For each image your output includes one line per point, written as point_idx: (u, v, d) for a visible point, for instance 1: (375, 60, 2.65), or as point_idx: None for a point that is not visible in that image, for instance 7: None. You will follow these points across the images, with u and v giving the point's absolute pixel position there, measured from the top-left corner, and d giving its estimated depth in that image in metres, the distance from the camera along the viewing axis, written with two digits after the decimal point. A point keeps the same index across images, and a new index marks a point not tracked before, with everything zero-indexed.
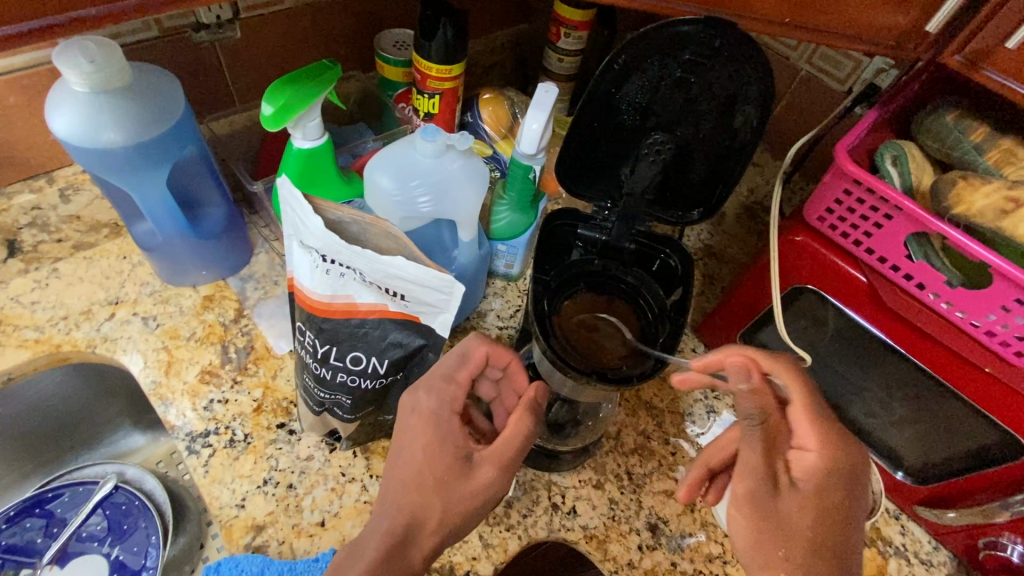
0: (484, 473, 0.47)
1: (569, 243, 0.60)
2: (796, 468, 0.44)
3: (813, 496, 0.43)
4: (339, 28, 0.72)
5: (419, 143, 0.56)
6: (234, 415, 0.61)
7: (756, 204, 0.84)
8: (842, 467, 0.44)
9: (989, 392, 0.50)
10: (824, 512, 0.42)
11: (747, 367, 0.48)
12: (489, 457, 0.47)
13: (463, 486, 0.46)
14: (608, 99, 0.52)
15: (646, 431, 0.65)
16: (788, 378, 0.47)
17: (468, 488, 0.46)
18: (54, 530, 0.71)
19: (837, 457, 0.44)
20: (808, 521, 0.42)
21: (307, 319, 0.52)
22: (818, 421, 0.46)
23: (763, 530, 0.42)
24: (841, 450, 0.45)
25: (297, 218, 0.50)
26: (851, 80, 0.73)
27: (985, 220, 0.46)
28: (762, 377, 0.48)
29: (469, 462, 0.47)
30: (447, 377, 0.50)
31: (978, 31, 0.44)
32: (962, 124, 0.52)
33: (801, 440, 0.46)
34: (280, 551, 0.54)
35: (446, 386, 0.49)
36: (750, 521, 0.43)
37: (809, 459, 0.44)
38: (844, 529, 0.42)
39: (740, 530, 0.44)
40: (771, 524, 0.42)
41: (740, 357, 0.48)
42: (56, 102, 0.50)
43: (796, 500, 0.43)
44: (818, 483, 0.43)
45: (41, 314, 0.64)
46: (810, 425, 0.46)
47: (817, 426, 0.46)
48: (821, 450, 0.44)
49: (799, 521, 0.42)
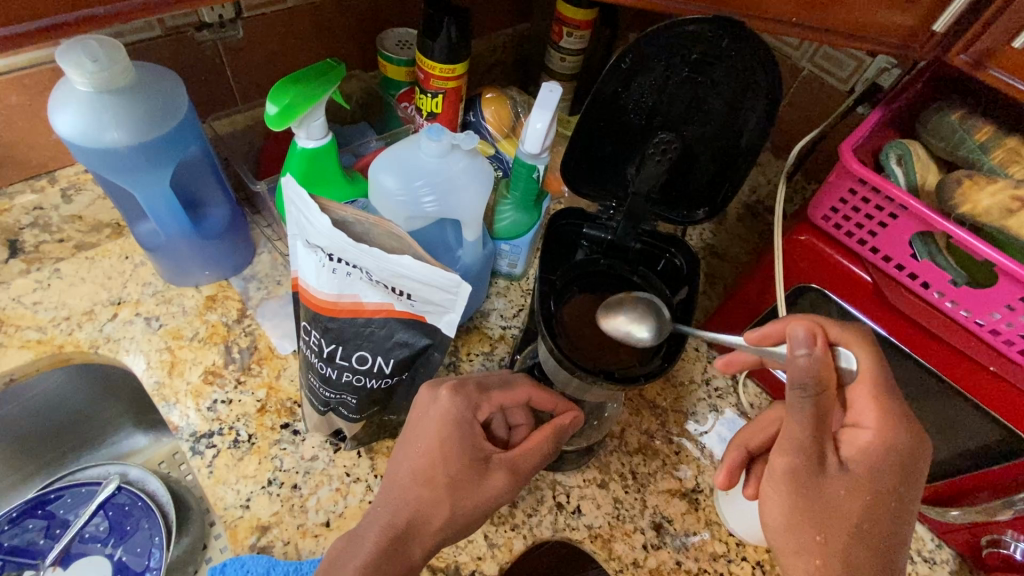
0: (497, 479, 0.48)
1: (574, 242, 0.60)
2: (853, 446, 0.44)
3: (858, 479, 0.42)
4: (342, 26, 0.72)
5: (424, 143, 0.56)
6: (238, 415, 0.60)
7: (758, 203, 0.84)
8: (896, 448, 0.43)
9: (993, 391, 0.51)
10: (872, 498, 0.42)
11: (815, 333, 0.46)
12: (505, 464, 0.49)
13: (475, 489, 0.47)
14: (615, 98, 0.52)
15: (650, 430, 0.65)
16: (861, 352, 0.47)
17: (480, 493, 0.47)
18: (56, 531, 0.70)
19: (898, 434, 0.44)
20: (854, 504, 0.41)
21: (313, 319, 0.52)
22: (882, 399, 0.45)
23: (804, 512, 0.41)
24: (900, 426, 0.44)
25: (303, 218, 0.50)
26: (854, 79, 0.73)
27: (990, 219, 0.47)
28: (826, 345, 0.45)
29: (485, 466, 0.48)
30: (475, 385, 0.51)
31: (984, 30, 0.44)
32: (967, 123, 0.52)
33: (862, 418, 0.45)
34: (286, 552, 0.54)
35: (477, 395, 0.51)
36: (785, 503, 0.42)
37: (867, 437, 0.44)
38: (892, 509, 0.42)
39: (770, 510, 0.43)
40: (810, 508, 0.41)
41: (808, 324, 0.46)
42: (60, 101, 0.50)
43: (843, 482, 0.42)
44: (871, 461, 0.43)
45: (43, 315, 0.64)
46: (872, 401, 0.45)
47: (881, 403, 0.45)
48: (880, 427, 0.44)
49: (843, 503, 0.41)
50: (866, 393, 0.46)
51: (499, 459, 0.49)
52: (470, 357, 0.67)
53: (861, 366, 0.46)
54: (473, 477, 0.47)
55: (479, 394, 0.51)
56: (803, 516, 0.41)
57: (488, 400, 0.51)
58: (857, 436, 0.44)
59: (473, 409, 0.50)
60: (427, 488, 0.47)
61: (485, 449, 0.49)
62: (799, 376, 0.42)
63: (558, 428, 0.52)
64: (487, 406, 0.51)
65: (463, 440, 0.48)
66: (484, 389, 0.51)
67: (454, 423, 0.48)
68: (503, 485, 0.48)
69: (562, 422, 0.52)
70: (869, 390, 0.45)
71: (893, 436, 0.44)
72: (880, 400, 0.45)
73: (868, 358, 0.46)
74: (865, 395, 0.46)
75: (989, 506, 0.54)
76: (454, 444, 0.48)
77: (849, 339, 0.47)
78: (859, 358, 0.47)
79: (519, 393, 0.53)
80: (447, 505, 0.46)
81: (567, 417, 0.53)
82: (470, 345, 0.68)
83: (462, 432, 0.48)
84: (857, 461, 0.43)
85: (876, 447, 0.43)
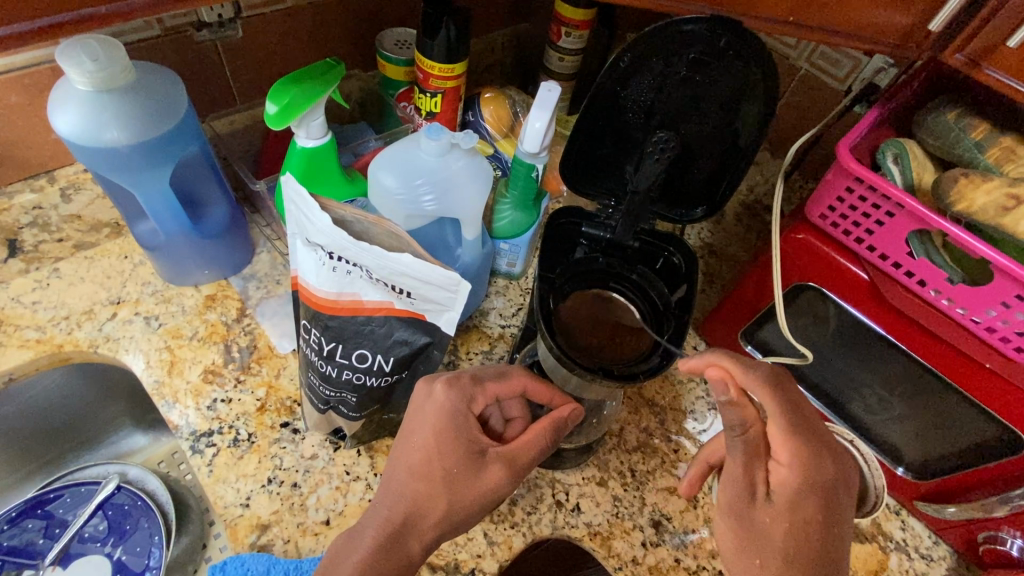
0: (494, 472, 0.48)
1: (573, 240, 0.60)
2: (773, 481, 0.45)
3: (788, 511, 0.43)
4: (341, 26, 0.73)
5: (424, 142, 0.56)
6: (238, 414, 0.61)
7: (756, 202, 0.84)
8: (820, 477, 0.44)
9: (988, 387, 0.51)
10: (801, 524, 0.43)
11: (726, 381, 0.47)
12: (502, 457, 0.49)
13: (472, 483, 0.48)
14: (614, 97, 0.52)
15: (648, 429, 0.65)
16: (764, 395, 0.46)
17: (477, 486, 0.48)
18: (55, 531, 0.70)
19: (818, 466, 0.44)
20: (783, 534, 0.43)
21: (313, 317, 0.52)
22: (797, 433, 0.45)
23: (744, 538, 0.45)
24: (816, 458, 0.44)
25: (302, 216, 0.50)
26: (851, 79, 0.74)
27: (986, 217, 0.47)
28: (739, 391, 0.46)
29: (482, 459, 0.48)
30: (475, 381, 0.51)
31: (980, 30, 0.44)
32: (963, 122, 0.52)
33: (776, 452, 0.45)
34: (286, 550, 0.54)
35: (472, 386, 0.51)
36: (733, 530, 0.46)
37: (784, 475, 0.44)
38: (827, 535, 0.43)
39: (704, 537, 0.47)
40: (749, 534, 0.45)
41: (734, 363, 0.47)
42: (58, 101, 0.50)
43: (770, 513, 0.44)
44: (793, 497, 0.43)
45: (42, 314, 0.64)
46: (783, 439, 0.45)
47: (792, 438, 0.44)
48: (792, 466, 0.44)
49: (771, 533, 0.44)
50: (776, 432, 0.45)
51: (496, 453, 0.49)
52: (469, 356, 0.67)
53: (769, 409, 0.46)
54: (468, 470, 0.48)
55: (474, 385, 0.51)
56: (747, 542, 0.45)
57: (483, 392, 0.51)
58: (774, 473, 0.45)
59: (467, 401, 0.50)
60: (424, 482, 0.48)
61: (481, 442, 0.49)
62: (729, 417, 0.47)
63: (555, 422, 0.51)
64: (482, 398, 0.51)
65: (458, 433, 0.48)
66: (480, 381, 0.51)
67: (449, 416, 0.49)
68: (500, 478, 0.48)
69: (563, 416, 0.52)
70: (775, 425, 0.45)
71: (813, 472, 0.44)
72: (792, 436, 0.44)
73: (773, 398, 0.45)
74: (781, 437, 0.45)
75: (985, 503, 0.55)
76: (450, 438, 0.48)
77: (759, 384, 0.46)
78: (767, 403, 0.45)
79: (515, 384, 0.53)
80: (443, 500, 0.47)
81: (567, 410, 0.52)
82: (469, 344, 0.68)
83: (456, 423, 0.48)
84: (781, 496, 0.44)
85: (794, 486, 0.44)
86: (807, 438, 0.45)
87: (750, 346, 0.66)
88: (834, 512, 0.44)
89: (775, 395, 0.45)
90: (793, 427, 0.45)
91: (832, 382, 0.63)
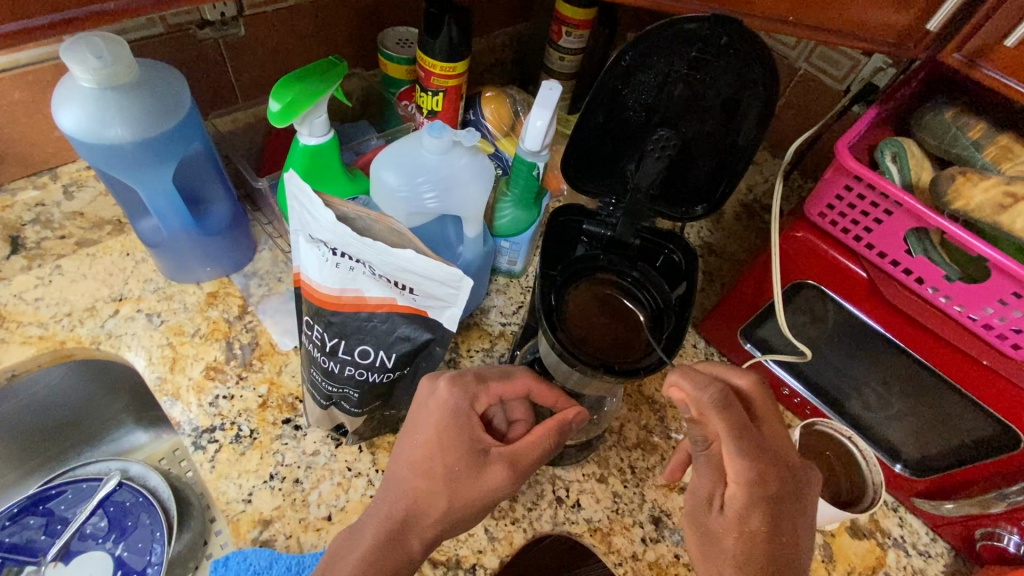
0: (497, 472, 0.48)
1: (574, 238, 0.61)
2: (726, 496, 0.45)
3: (741, 524, 0.44)
4: (342, 25, 0.73)
5: (426, 140, 0.57)
6: (240, 411, 0.61)
7: (755, 202, 0.85)
8: (770, 497, 0.43)
9: (985, 383, 0.51)
10: (750, 535, 0.43)
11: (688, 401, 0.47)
12: (504, 457, 0.49)
13: (474, 481, 0.48)
14: (614, 94, 0.53)
15: (648, 426, 0.66)
16: (716, 420, 0.44)
17: (477, 486, 0.48)
18: (56, 528, 0.70)
19: (771, 483, 0.44)
20: (734, 543, 0.44)
21: (316, 313, 0.53)
22: (749, 457, 0.43)
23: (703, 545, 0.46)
24: (767, 481, 0.43)
25: (306, 213, 0.50)
26: (849, 79, 0.75)
27: (983, 215, 0.47)
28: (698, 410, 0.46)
29: (484, 458, 0.48)
30: (478, 379, 0.52)
31: (976, 30, 0.45)
32: (960, 121, 0.53)
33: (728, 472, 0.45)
34: (288, 546, 0.54)
35: (475, 386, 0.51)
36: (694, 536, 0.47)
37: (734, 493, 0.44)
38: (775, 546, 0.43)
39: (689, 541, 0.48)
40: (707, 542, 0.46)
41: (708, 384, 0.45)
42: (62, 97, 0.51)
43: (722, 524, 0.45)
44: (740, 513, 0.44)
45: (45, 311, 0.64)
46: (731, 463, 0.44)
47: (741, 460, 0.43)
48: (740, 485, 0.44)
49: (724, 542, 0.45)
50: (729, 453, 0.44)
51: (499, 452, 0.49)
52: (470, 354, 0.67)
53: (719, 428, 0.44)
54: (472, 468, 0.48)
55: (477, 385, 0.51)
56: (708, 547, 0.46)
57: (485, 391, 0.51)
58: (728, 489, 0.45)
59: (471, 400, 0.50)
60: (425, 479, 0.48)
61: (484, 441, 0.49)
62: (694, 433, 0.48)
63: (561, 422, 0.51)
64: (485, 397, 0.51)
65: (461, 429, 0.49)
66: (481, 380, 0.52)
67: (452, 413, 0.49)
68: (502, 478, 0.48)
69: (565, 417, 0.52)
70: (728, 449, 0.44)
71: (759, 492, 0.43)
72: (741, 459, 0.43)
73: (723, 421, 0.44)
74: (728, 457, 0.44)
75: (982, 499, 0.55)
76: (453, 436, 0.48)
77: (709, 406, 0.44)
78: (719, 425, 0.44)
79: (518, 386, 0.53)
80: (444, 497, 0.47)
81: (572, 411, 0.52)
82: (470, 341, 0.68)
83: (459, 421, 0.49)
84: (732, 511, 0.44)
85: (741, 503, 0.44)
86: (755, 463, 0.43)
87: (749, 344, 0.67)
88: (785, 521, 0.44)
89: (725, 417, 0.44)
90: (746, 453, 0.43)
91: (831, 380, 0.64)
